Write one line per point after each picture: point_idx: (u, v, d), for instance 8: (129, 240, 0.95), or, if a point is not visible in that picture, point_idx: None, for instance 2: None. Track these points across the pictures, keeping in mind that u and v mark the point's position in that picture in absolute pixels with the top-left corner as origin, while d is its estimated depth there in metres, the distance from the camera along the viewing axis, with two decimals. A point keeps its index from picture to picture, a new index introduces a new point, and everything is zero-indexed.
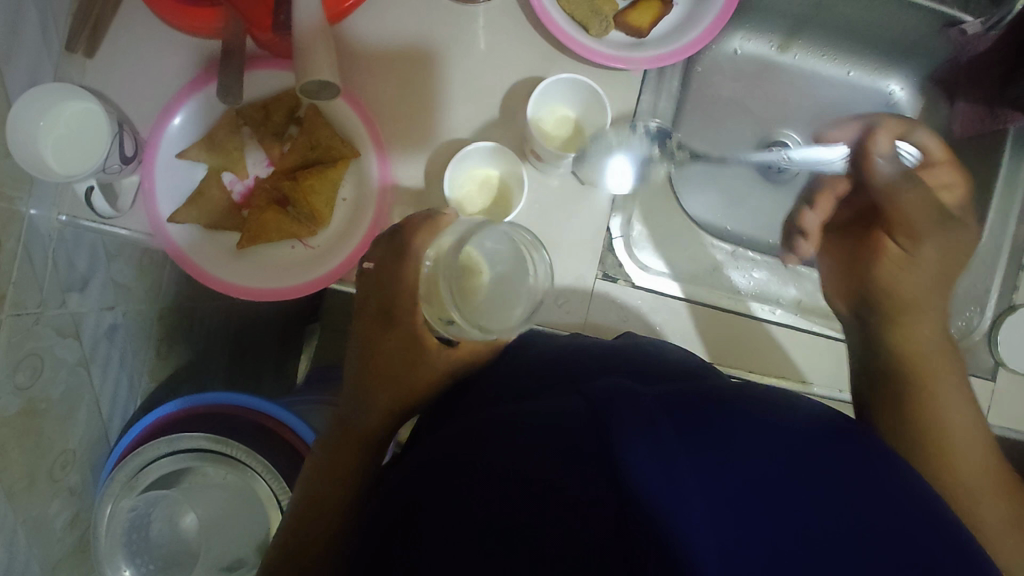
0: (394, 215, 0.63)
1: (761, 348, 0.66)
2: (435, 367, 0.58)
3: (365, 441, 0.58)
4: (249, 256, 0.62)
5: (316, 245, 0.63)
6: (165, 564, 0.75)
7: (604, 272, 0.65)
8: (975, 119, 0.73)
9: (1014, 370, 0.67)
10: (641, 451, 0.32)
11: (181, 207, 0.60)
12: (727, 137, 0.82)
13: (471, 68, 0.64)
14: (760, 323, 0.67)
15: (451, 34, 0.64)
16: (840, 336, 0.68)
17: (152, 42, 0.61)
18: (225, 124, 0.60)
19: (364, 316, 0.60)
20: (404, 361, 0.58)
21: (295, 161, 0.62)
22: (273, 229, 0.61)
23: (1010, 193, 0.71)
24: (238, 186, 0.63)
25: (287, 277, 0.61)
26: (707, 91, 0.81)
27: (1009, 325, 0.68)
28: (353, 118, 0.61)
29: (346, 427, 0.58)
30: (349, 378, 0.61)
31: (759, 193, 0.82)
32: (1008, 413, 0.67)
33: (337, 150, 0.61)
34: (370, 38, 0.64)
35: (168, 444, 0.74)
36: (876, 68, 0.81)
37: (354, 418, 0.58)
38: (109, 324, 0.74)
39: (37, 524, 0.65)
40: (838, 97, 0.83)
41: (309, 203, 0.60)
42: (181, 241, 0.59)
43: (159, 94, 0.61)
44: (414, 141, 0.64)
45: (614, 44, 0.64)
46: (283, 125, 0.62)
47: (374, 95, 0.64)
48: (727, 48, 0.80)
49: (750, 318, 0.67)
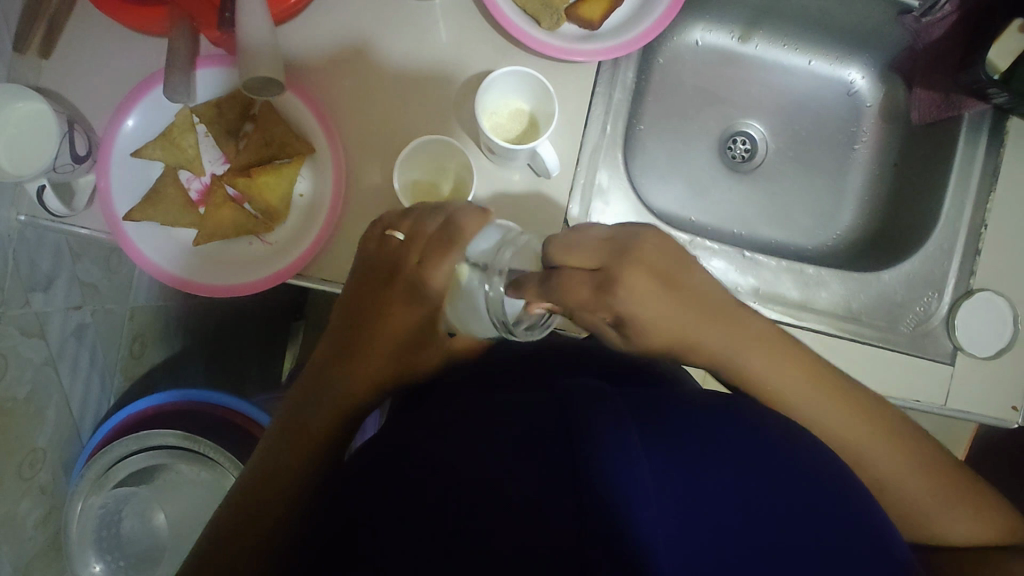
0: (351, 211, 0.64)
1: None
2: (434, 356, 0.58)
3: (339, 418, 0.55)
4: (211, 252, 0.63)
5: (273, 241, 0.63)
6: (137, 560, 0.77)
7: None
8: (932, 104, 0.73)
9: (971, 354, 0.68)
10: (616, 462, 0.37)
11: (138, 205, 0.60)
12: (692, 128, 0.82)
13: (425, 64, 0.65)
14: None
15: (405, 30, 0.65)
16: (798, 324, 0.68)
17: (107, 42, 0.62)
18: (179, 122, 0.61)
19: (364, 296, 0.58)
20: (410, 345, 0.57)
21: (249, 158, 0.62)
22: (230, 227, 0.62)
23: (967, 178, 0.70)
24: (195, 184, 0.64)
25: (247, 272, 0.62)
26: (669, 82, 0.81)
27: (966, 310, 0.68)
28: (306, 114, 0.62)
29: (318, 404, 0.56)
30: (323, 355, 0.58)
31: (723, 183, 0.82)
32: (966, 397, 0.68)
33: (291, 147, 0.61)
34: (325, 35, 0.64)
35: (136, 442, 0.73)
36: (837, 57, 0.81)
37: (330, 393, 0.56)
38: (77, 324, 0.75)
39: (6, 521, 0.66)
40: (800, 87, 0.83)
41: (265, 200, 0.62)
42: (140, 237, 0.60)
43: (115, 94, 0.62)
44: (369, 138, 0.64)
45: (566, 37, 0.65)
46: (237, 122, 0.62)
47: (329, 92, 0.64)
48: (688, 39, 0.81)
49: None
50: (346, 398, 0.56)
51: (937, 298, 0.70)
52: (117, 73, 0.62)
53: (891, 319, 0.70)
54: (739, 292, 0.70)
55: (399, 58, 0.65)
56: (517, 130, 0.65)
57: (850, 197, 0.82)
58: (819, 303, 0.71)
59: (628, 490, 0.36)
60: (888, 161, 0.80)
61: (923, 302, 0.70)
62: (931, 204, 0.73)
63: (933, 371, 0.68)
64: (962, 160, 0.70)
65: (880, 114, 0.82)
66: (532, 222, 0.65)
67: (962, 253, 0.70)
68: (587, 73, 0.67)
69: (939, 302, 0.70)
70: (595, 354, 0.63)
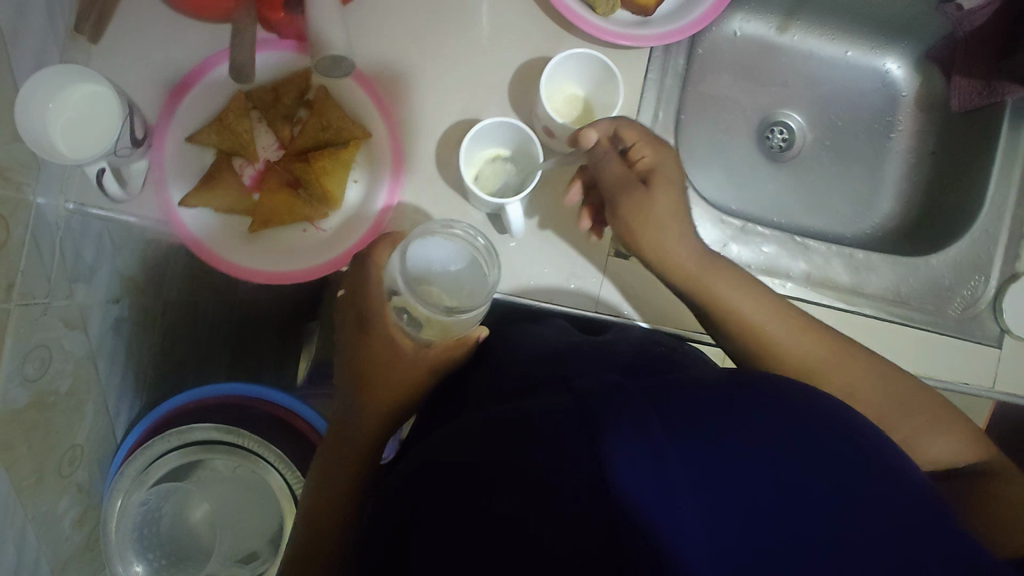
0: (405, 194, 0.63)
1: None
2: (417, 366, 0.59)
3: (371, 443, 0.58)
4: (262, 241, 0.61)
5: (327, 227, 0.62)
6: (176, 559, 0.70)
7: (616, 250, 0.66)
8: (972, 92, 0.74)
9: (1018, 336, 0.68)
10: (626, 447, 0.36)
11: (193, 190, 0.59)
12: (729, 119, 0.83)
13: (481, 49, 0.65)
14: None
15: (460, 15, 0.65)
16: (850, 307, 0.68)
17: (159, 28, 0.62)
18: (235, 106, 0.60)
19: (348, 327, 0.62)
20: (386, 359, 0.59)
21: (306, 143, 0.62)
22: (285, 212, 0.61)
23: (1010, 163, 0.72)
24: (249, 170, 0.63)
25: (299, 260, 0.61)
26: (709, 71, 0.82)
27: (1013, 292, 0.69)
28: (365, 99, 0.62)
29: (342, 438, 0.58)
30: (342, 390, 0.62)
31: (764, 171, 0.83)
32: (1014, 377, 0.69)
33: (348, 131, 0.62)
34: (380, 20, 0.64)
35: (177, 438, 0.73)
36: (872, 47, 0.83)
37: (348, 428, 0.59)
38: (115, 317, 0.73)
39: (46, 520, 0.64)
40: (836, 76, 0.85)
41: (321, 183, 0.60)
42: (193, 225, 0.60)
43: (166, 81, 0.62)
44: (423, 122, 0.64)
45: (619, 22, 0.65)
46: (294, 107, 0.62)
47: (385, 75, 0.64)
48: (727, 29, 0.82)
49: None
50: (365, 431, 0.58)
51: (983, 281, 0.71)
52: (168, 59, 0.62)
53: (941, 302, 0.70)
54: (793, 278, 0.70)
55: (455, 43, 0.65)
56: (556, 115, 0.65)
57: (887, 188, 0.83)
58: (870, 288, 0.71)
59: (639, 482, 0.35)
60: (926, 148, 0.82)
61: (970, 285, 0.71)
62: (974, 191, 0.74)
63: (981, 353, 0.69)
64: (1006, 143, 0.72)
65: (914, 104, 0.84)
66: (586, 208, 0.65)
67: (1006, 234, 0.71)
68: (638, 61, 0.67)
69: (985, 285, 0.71)
70: (652, 348, 0.60)
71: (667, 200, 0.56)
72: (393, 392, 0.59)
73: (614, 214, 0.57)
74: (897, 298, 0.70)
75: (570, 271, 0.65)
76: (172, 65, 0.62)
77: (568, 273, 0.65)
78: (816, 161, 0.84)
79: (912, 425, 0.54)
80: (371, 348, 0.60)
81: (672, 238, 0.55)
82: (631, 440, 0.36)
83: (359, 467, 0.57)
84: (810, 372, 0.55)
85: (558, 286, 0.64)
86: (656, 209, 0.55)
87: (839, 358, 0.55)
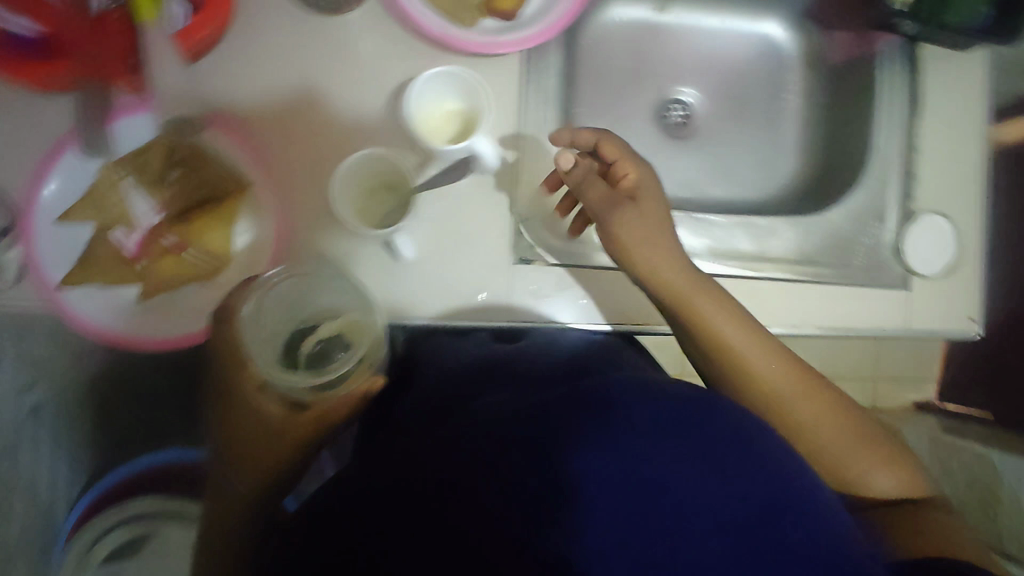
0: (298, 236, 0.62)
1: (633, 297, 0.68)
2: (287, 434, 0.56)
3: (241, 515, 0.55)
4: (153, 307, 0.60)
5: (219, 283, 0.61)
6: None
7: (519, 256, 0.66)
8: (850, 44, 0.79)
9: (921, 275, 0.71)
10: (590, 456, 0.37)
11: (73, 271, 0.58)
12: (624, 105, 0.83)
13: (352, 78, 0.64)
14: (614, 272, 0.68)
15: (324, 49, 0.64)
16: (757, 275, 0.70)
17: (10, 111, 0.60)
18: (101, 181, 0.58)
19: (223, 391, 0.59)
20: (259, 427, 0.57)
21: (183, 203, 0.60)
22: (173, 277, 0.60)
23: (893, 107, 0.74)
24: (128, 241, 0.59)
25: (194, 320, 0.60)
26: (595, 60, 0.82)
27: (912, 233, 0.71)
28: (236, 148, 0.61)
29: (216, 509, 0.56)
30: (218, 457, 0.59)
31: (664, 150, 0.83)
32: (924, 315, 0.71)
33: (225, 184, 0.60)
34: (243, 67, 0.63)
35: (116, 514, 0.77)
36: (752, 12, 0.84)
37: (222, 497, 0.56)
38: (30, 406, 0.70)
39: None
40: (721, 46, 0.85)
41: (204, 242, 0.60)
42: (78, 305, 0.58)
43: (28, 161, 0.60)
44: (304, 162, 0.63)
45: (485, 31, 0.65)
46: (163, 170, 0.59)
47: (257, 120, 0.63)
48: (607, 16, 0.82)
49: (605, 270, 0.68)
50: (232, 501, 0.55)
51: (882, 228, 0.73)
52: (26, 140, 0.60)
53: (844, 254, 0.72)
54: (697, 254, 0.70)
55: (324, 77, 0.64)
56: (438, 134, 0.66)
57: (789, 147, 0.84)
58: (774, 252, 0.72)
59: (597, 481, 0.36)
60: (819, 103, 0.83)
61: (870, 233, 0.73)
62: (865, 140, 0.76)
63: (888, 296, 0.71)
64: (888, 89, 0.74)
65: (802, 62, 0.85)
66: (479, 220, 0.65)
67: (899, 177, 0.73)
68: (512, 68, 0.67)
69: (884, 230, 0.73)
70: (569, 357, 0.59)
71: (653, 209, 0.59)
72: (264, 460, 0.56)
73: (604, 232, 0.59)
74: (802, 258, 0.73)
75: (472, 284, 0.65)
76: (32, 145, 0.60)
77: (471, 286, 0.65)
78: (713, 130, 0.85)
79: (859, 456, 0.54)
80: (241, 414, 0.57)
81: (659, 248, 0.58)
82: (596, 453, 0.37)
83: (227, 541, 0.54)
84: (765, 383, 0.55)
85: (465, 302, 0.64)
86: (645, 223, 0.58)
87: (789, 365, 0.56)
